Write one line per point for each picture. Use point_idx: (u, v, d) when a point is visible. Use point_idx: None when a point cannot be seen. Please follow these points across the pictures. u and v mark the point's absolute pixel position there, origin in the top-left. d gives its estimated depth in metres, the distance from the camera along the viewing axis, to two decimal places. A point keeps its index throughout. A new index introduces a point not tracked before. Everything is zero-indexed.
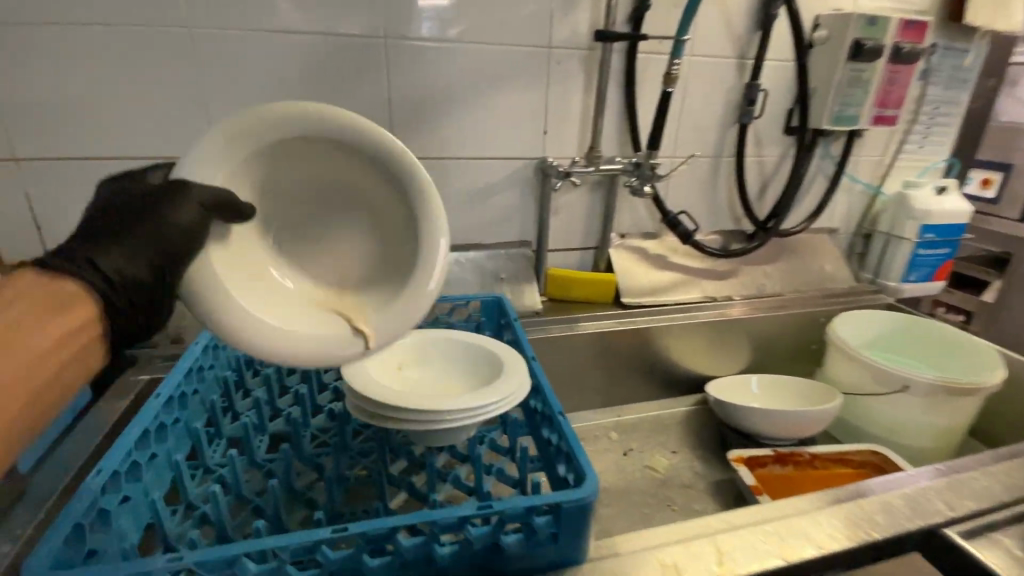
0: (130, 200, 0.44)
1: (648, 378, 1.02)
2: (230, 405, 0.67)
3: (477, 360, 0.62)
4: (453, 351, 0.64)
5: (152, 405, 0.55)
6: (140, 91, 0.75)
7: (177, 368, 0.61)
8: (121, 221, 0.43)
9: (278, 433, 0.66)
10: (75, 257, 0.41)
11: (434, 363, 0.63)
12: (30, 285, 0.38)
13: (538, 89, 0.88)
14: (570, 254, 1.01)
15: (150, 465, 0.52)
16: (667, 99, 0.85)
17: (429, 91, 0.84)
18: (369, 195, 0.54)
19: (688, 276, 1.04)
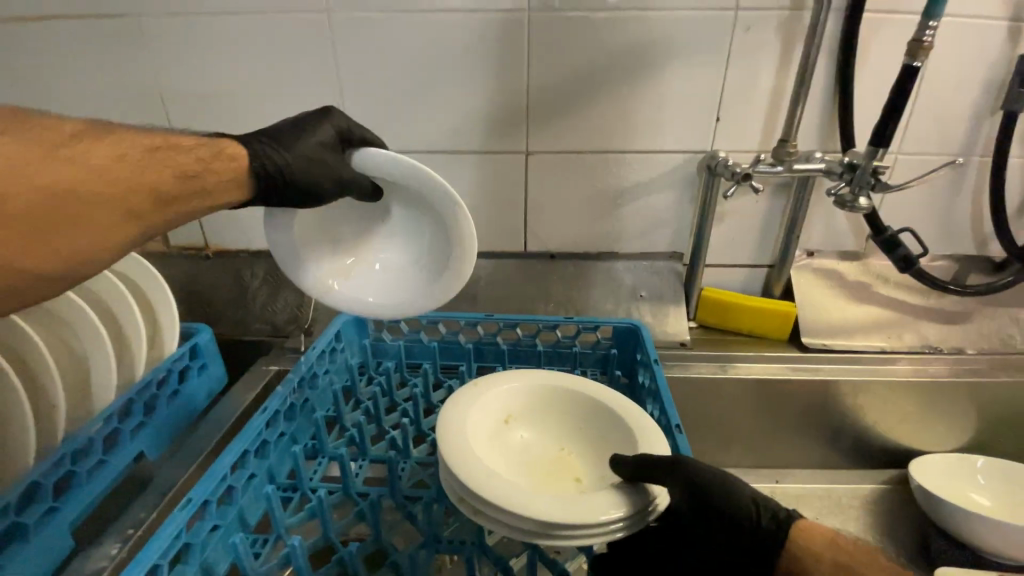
0: (313, 135, 0.48)
1: (825, 440, 0.79)
2: (338, 418, 0.63)
3: (603, 422, 0.54)
4: (575, 405, 0.56)
5: (255, 422, 0.52)
6: (282, 82, 0.73)
7: (290, 378, 0.58)
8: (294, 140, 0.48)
9: (379, 459, 0.60)
10: (258, 147, 0.46)
11: (550, 415, 0.56)
12: (235, 152, 0.46)
13: (714, 65, 0.69)
14: (734, 273, 0.81)
15: (246, 487, 0.49)
16: (910, 78, 0.56)
17: (573, 72, 0.71)
18: (436, 254, 0.53)
19: (900, 315, 0.77)
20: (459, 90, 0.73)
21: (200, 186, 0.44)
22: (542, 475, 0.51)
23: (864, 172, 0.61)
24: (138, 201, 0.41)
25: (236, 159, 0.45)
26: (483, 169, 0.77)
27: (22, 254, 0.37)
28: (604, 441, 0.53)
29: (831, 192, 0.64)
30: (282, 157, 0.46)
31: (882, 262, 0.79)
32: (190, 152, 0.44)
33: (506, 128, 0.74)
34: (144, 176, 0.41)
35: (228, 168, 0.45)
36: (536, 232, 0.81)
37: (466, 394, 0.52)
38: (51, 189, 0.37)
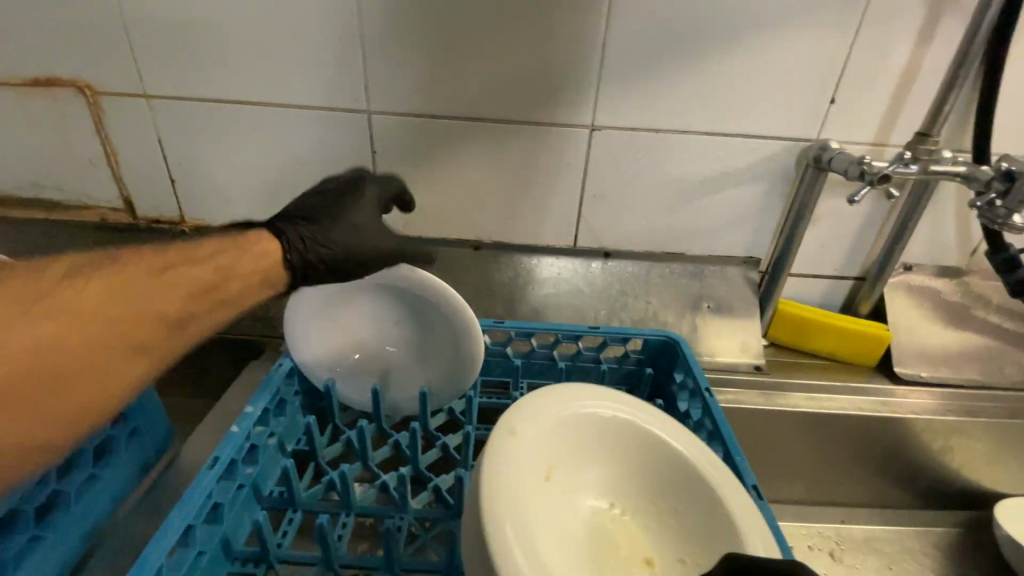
0: (364, 215, 0.50)
1: (902, 478, 0.70)
2: (313, 454, 0.53)
3: (661, 459, 0.46)
4: (625, 439, 0.46)
5: (201, 477, 0.42)
6: (288, 18, 0.57)
7: (251, 412, 0.48)
8: (348, 216, 0.49)
9: (367, 512, 0.49)
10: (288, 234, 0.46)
11: (593, 452, 0.46)
12: (261, 247, 0.44)
13: (840, 32, 0.55)
14: (816, 285, 0.70)
15: (192, 572, 0.39)
16: None
17: (663, 28, 0.56)
18: (439, 363, 0.56)
19: (1000, 344, 0.67)
20: (515, 43, 0.58)
21: (209, 305, 0.38)
22: (595, 554, 0.42)
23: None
24: (138, 337, 0.33)
25: (276, 256, 0.44)
26: (534, 145, 0.63)
27: (32, 442, 0.28)
28: (661, 492, 0.45)
29: (978, 206, 0.55)
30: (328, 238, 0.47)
31: (985, 282, 0.68)
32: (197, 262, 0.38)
33: (571, 95, 0.60)
34: (155, 305, 0.34)
35: (244, 275, 0.41)
36: (591, 225, 0.68)
37: (508, 451, 0.40)
38: (44, 353, 0.28)
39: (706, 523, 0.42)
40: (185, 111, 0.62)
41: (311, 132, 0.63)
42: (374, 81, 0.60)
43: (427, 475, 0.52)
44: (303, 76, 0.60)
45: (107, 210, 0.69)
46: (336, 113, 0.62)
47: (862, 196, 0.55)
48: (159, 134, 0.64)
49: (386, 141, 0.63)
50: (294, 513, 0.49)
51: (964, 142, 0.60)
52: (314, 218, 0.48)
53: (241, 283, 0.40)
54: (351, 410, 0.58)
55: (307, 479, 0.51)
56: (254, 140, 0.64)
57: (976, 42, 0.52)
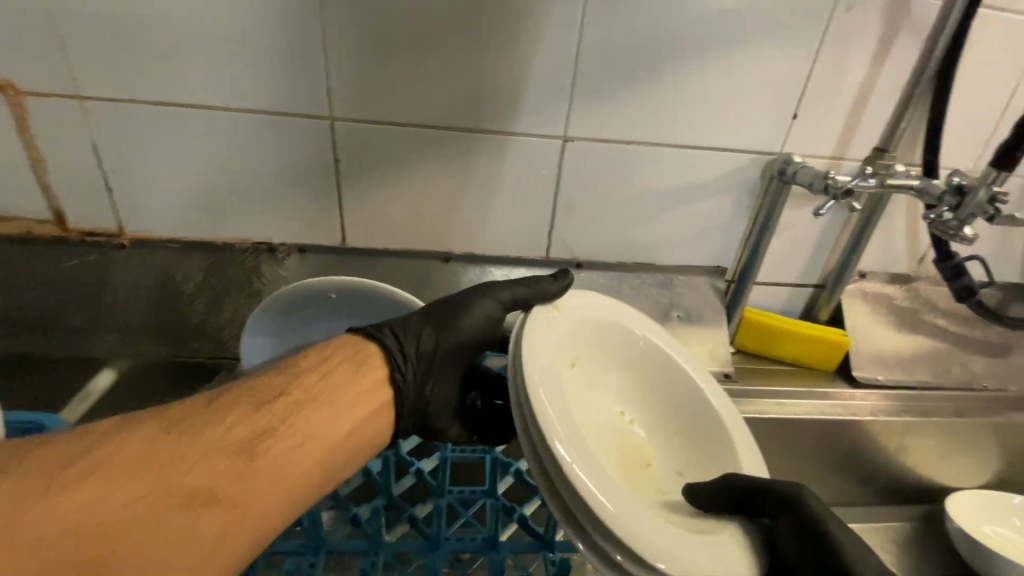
0: (471, 316, 0.48)
1: (861, 477, 0.73)
2: None
3: (670, 380, 0.49)
4: (643, 355, 0.49)
5: None
6: (244, 18, 0.53)
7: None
8: (455, 315, 0.48)
9: (338, 549, 0.46)
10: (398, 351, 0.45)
11: (615, 363, 0.49)
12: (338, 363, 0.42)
13: (805, 50, 0.57)
14: (779, 292, 0.72)
15: None
16: None
17: (638, 41, 0.56)
18: None
19: (946, 346, 0.71)
20: (489, 51, 0.56)
21: (278, 412, 0.38)
22: (611, 457, 0.43)
23: (981, 196, 0.55)
24: (208, 479, 0.35)
25: (377, 363, 0.44)
26: (507, 157, 0.61)
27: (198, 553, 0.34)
28: (664, 413, 0.49)
29: (931, 218, 0.58)
30: (429, 339, 0.46)
31: (932, 288, 0.72)
32: (269, 382, 0.40)
33: (545, 105, 0.59)
34: (216, 430, 0.36)
35: (323, 376, 0.41)
36: (564, 236, 0.67)
37: (549, 323, 0.43)
38: (143, 507, 0.33)
39: (707, 443, 0.47)
40: (125, 115, 0.57)
41: (269, 140, 0.59)
42: (339, 87, 0.57)
43: (401, 504, 0.50)
44: (261, 80, 0.56)
45: (33, 222, 0.62)
46: (296, 120, 0.58)
47: (827, 209, 0.56)
48: (94, 139, 0.58)
49: (351, 149, 0.60)
50: (255, 558, 0.45)
51: (913, 155, 0.64)
52: (421, 315, 0.47)
53: (320, 386, 0.41)
54: None
55: None
56: (204, 147, 0.59)
57: (931, 60, 0.55)
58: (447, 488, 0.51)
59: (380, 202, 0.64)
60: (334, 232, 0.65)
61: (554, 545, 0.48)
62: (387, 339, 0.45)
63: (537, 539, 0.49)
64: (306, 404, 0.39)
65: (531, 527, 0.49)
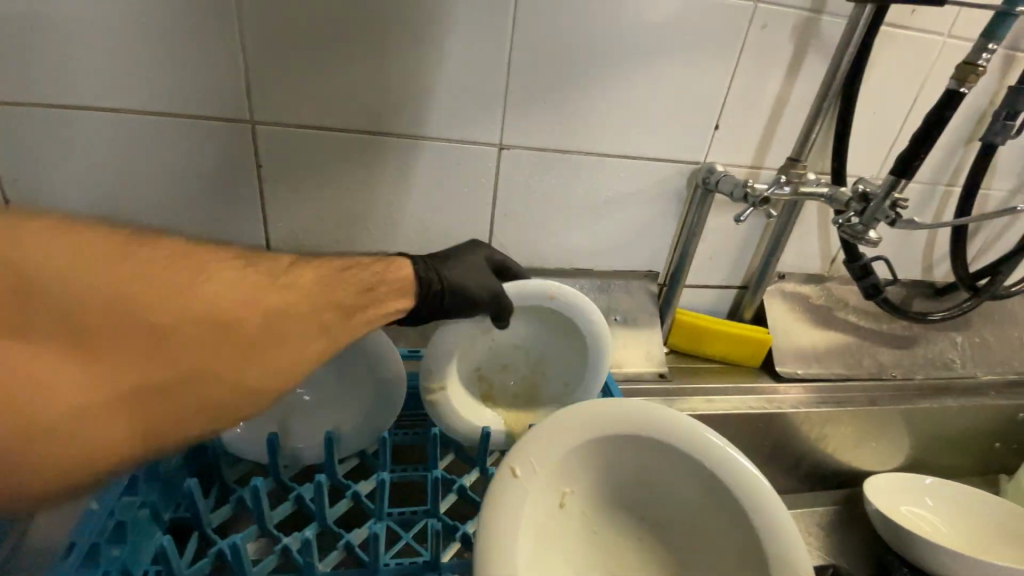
0: (476, 274, 0.51)
1: (787, 466, 0.77)
2: (195, 519, 0.45)
3: (704, 488, 0.45)
4: (665, 461, 0.46)
5: None
6: (154, 14, 0.50)
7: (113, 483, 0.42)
8: (458, 266, 0.51)
9: None
10: (428, 265, 0.48)
11: (626, 469, 0.47)
12: (399, 267, 0.46)
13: (726, 64, 0.60)
14: (708, 294, 0.75)
15: None
16: (951, 101, 0.57)
17: (569, 50, 0.57)
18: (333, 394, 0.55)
19: (858, 340, 0.77)
20: (422, 57, 0.55)
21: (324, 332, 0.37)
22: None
23: (882, 203, 0.59)
24: (312, 319, 0.36)
25: (409, 271, 0.46)
26: (444, 164, 0.61)
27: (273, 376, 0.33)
28: (698, 522, 0.46)
29: (840, 222, 0.63)
30: (449, 276, 0.49)
31: (845, 287, 0.77)
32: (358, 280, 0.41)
33: (479, 112, 0.59)
34: (333, 290, 0.39)
35: (373, 303, 0.42)
36: (501, 243, 0.67)
37: (534, 452, 0.43)
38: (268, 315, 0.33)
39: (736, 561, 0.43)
40: (19, 117, 0.52)
41: (186, 144, 0.56)
42: (264, 90, 0.54)
43: (336, 531, 0.48)
44: (175, 82, 0.53)
45: None
46: (216, 124, 0.55)
47: (747, 216, 0.60)
48: None
49: (279, 156, 0.58)
50: None
51: (824, 164, 0.68)
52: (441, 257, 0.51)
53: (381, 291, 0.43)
54: (242, 464, 0.52)
55: (190, 551, 0.44)
56: (112, 153, 0.55)
57: (842, 61, 0.59)
58: (386, 511, 0.50)
59: (309, 209, 0.61)
60: (261, 241, 0.62)
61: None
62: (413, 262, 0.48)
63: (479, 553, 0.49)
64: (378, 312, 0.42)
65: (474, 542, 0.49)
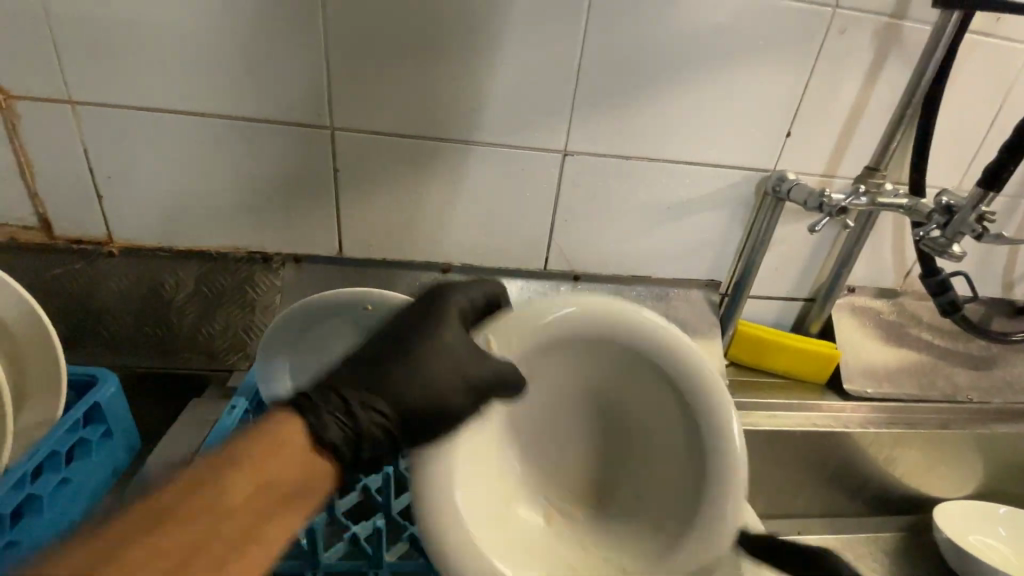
0: (441, 364, 0.40)
1: (851, 488, 0.73)
2: None
3: (663, 388, 0.44)
4: (630, 360, 0.45)
5: None
6: (247, 24, 0.53)
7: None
8: (409, 373, 0.39)
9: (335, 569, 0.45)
10: (333, 398, 0.37)
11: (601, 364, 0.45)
12: (280, 436, 0.36)
13: (800, 70, 0.59)
14: (771, 306, 0.73)
15: None
16: None
17: (637, 56, 0.57)
18: None
19: (931, 359, 0.73)
20: (493, 63, 0.56)
21: (227, 540, 0.31)
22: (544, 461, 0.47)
23: (969, 215, 0.56)
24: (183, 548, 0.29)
25: (296, 431, 0.36)
26: (509, 168, 0.62)
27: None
28: (653, 429, 0.46)
29: (921, 235, 0.60)
30: (374, 405, 0.38)
31: (918, 303, 0.74)
32: (231, 487, 0.32)
33: (544, 118, 0.59)
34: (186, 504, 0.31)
35: (289, 499, 0.34)
36: (562, 248, 0.67)
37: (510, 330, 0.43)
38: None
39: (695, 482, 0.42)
40: (119, 119, 0.56)
41: (266, 147, 0.58)
42: (344, 96, 0.57)
43: (400, 522, 0.49)
44: (261, 88, 0.56)
45: (15, 227, 0.60)
46: (298, 129, 0.58)
47: (821, 225, 0.58)
48: (85, 145, 0.57)
49: (353, 160, 0.60)
50: None
51: (901, 174, 0.66)
52: (386, 379, 0.39)
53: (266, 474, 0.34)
54: None
55: None
56: (199, 155, 0.58)
57: (929, 64, 0.56)
58: None
59: (376, 210, 0.63)
60: (332, 242, 0.64)
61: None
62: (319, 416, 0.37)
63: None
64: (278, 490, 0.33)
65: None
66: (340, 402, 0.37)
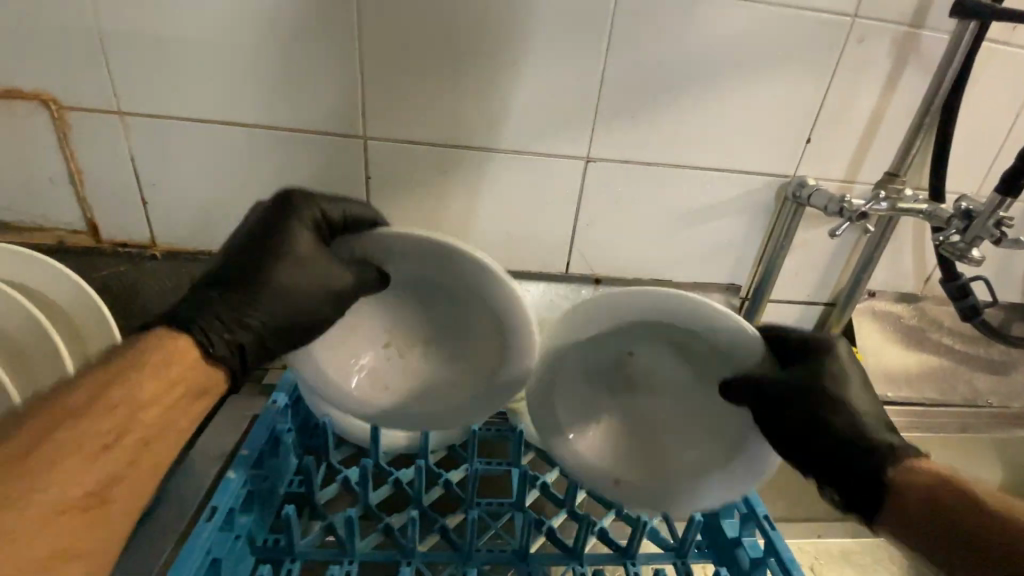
0: (305, 276, 0.43)
1: None
2: (308, 495, 0.49)
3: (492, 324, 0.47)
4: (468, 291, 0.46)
5: (199, 536, 0.39)
6: (285, 39, 0.55)
7: (247, 455, 0.46)
8: (274, 287, 0.42)
9: (370, 557, 0.46)
10: (205, 319, 0.39)
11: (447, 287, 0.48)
12: (178, 347, 0.38)
13: (817, 78, 0.60)
14: (790, 310, 0.74)
15: None
16: None
17: (657, 65, 0.58)
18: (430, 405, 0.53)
19: (951, 364, 0.74)
20: (516, 73, 0.58)
21: (142, 444, 0.35)
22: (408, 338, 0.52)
23: (987, 220, 0.57)
24: (125, 447, 0.35)
25: (182, 348, 0.38)
26: (531, 175, 0.64)
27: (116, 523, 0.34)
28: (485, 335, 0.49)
29: (940, 240, 0.61)
30: (248, 320, 0.40)
31: (939, 307, 0.74)
32: (139, 388, 0.36)
33: (565, 125, 0.61)
34: (116, 399, 0.35)
35: (189, 397, 0.38)
36: (582, 251, 0.69)
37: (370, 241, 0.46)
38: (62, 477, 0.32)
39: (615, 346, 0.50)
40: (164, 129, 0.59)
41: (302, 156, 0.61)
42: (375, 107, 0.59)
43: (432, 514, 0.51)
44: (297, 98, 0.58)
45: (65, 232, 0.63)
46: (331, 138, 0.60)
47: (842, 230, 0.59)
48: (132, 154, 0.60)
49: (383, 167, 0.62)
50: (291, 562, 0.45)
51: (921, 179, 0.67)
52: (254, 298, 0.41)
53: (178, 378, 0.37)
54: (346, 446, 0.56)
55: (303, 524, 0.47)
56: (237, 162, 0.61)
57: (949, 71, 0.57)
58: (476, 500, 0.52)
59: (404, 214, 0.65)
60: None
61: (636, 557, 0.50)
62: (195, 335, 0.39)
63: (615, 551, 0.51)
64: (185, 393, 0.37)
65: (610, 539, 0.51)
66: (215, 322, 0.40)
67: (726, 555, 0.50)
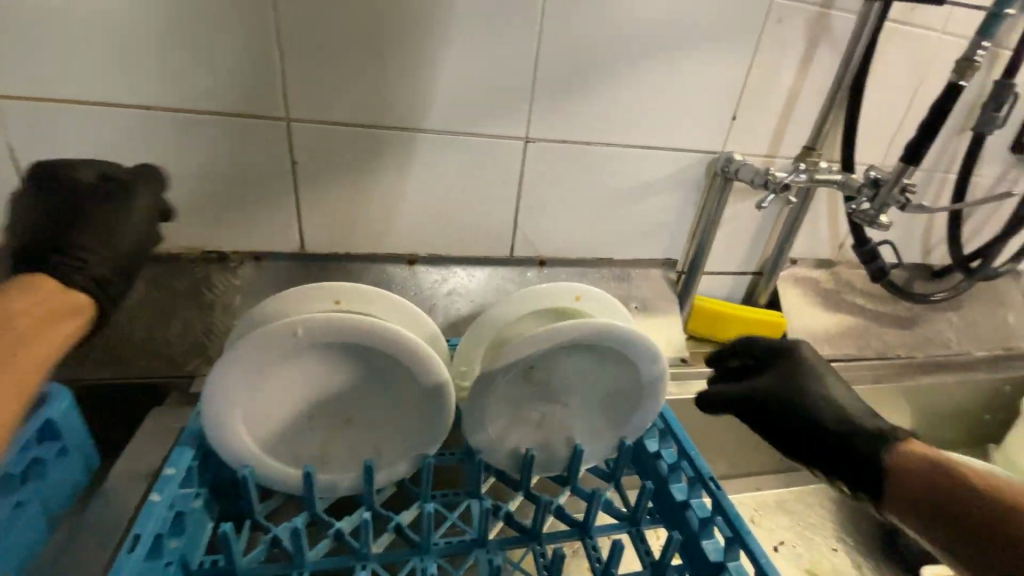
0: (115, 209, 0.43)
1: None
2: (246, 509, 0.46)
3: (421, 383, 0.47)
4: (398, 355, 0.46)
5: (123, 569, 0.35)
6: (190, 12, 0.50)
7: (172, 474, 0.42)
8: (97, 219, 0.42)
9: (321, 566, 0.44)
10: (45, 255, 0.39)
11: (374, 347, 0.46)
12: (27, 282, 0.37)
13: (741, 57, 0.62)
14: (723, 281, 0.78)
15: None
16: (953, 94, 0.60)
17: (591, 42, 0.58)
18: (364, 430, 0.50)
19: (863, 321, 0.81)
20: (448, 50, 0.56)
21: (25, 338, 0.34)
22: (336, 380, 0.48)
23: (892, 188, 0.63)
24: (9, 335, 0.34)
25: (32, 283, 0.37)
26: (469, 156, 0.62)
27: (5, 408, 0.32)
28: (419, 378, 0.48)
29: (852, 208, 0.66)
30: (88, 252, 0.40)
31: (851, 271, 0.81)
32: (8, 301, 0.35)
33: (501, 105, 0.60)
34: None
35: (60, 315, 0.37)
36: (525, 232, 0.68)
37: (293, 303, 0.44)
38: None
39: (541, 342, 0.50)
40: (49, 114, 0.52)
41: (218, 142, 0.56)
42: (298, 87, 0.55)
43: (385, 513, 0.48)
44: (209, 78, 0.53)
45: None
46: (251, 120, 0.56)
47: (768, 202, 0.62)
48: (11, 143, 0.52)
49: (313, 152, 0.58)
50: None
51: (834, 153, 0.72)
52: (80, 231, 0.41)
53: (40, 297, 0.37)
54: None
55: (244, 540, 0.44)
56: (142, 150, 0.55)
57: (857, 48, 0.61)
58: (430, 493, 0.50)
59: (339, 201, 0.62)
60: (293, 238, 0.63)
61: (593, 531, 0.50)
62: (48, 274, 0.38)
63: (572, 528, 0.51)
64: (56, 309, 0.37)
65: (567, 518, 0.51)
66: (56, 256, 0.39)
67: (677, 519, 0.51)
